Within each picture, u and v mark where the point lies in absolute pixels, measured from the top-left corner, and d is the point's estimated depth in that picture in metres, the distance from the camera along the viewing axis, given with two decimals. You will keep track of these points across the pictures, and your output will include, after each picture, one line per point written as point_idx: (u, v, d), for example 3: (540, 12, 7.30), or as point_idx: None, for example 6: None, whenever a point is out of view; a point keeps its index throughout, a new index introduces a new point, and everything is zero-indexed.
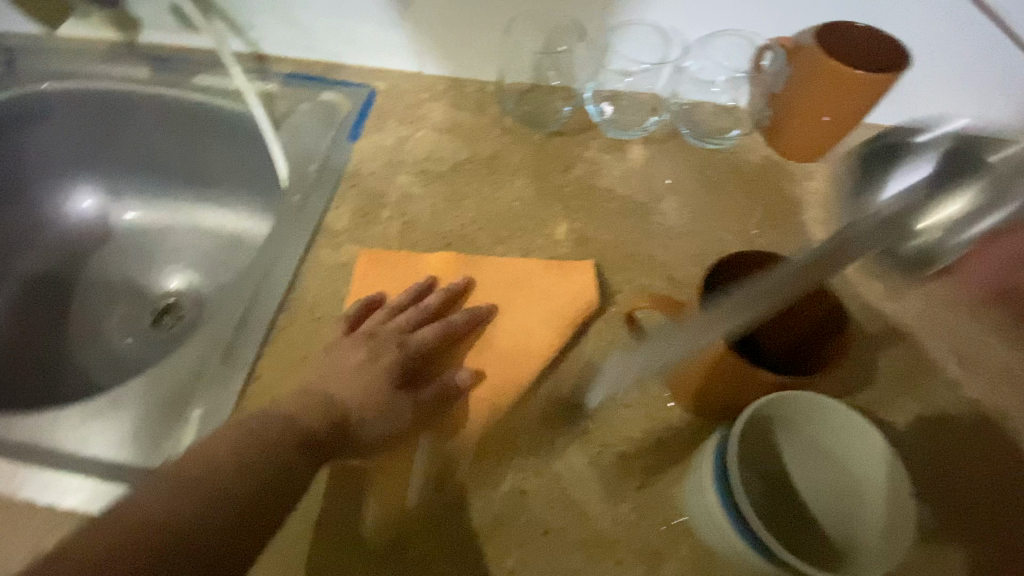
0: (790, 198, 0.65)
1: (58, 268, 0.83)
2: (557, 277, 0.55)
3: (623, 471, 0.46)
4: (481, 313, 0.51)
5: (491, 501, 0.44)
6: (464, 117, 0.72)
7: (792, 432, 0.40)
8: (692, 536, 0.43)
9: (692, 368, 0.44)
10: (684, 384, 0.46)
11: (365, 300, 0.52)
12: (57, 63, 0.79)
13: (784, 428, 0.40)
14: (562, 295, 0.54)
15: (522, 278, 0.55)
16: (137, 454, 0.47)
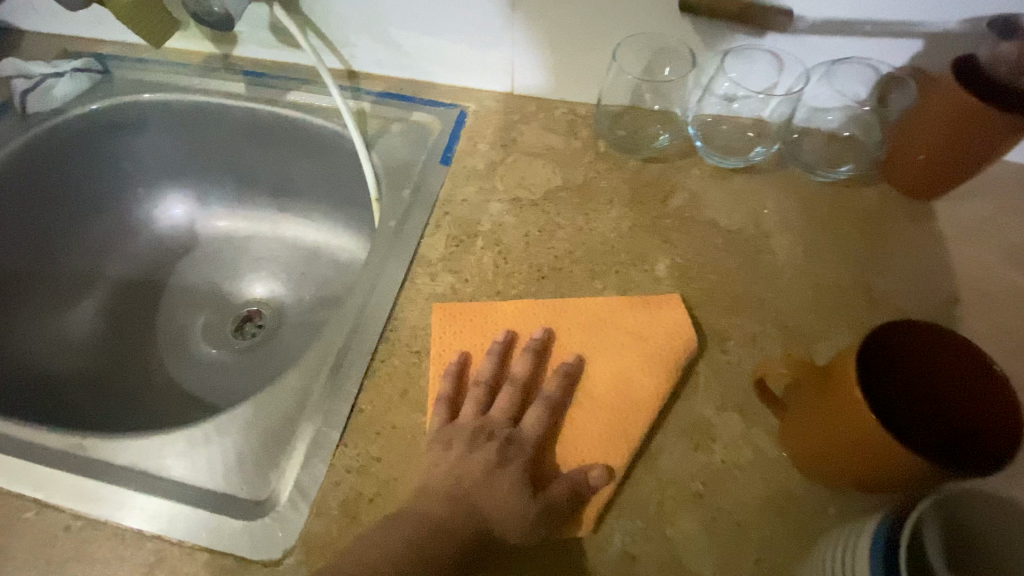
0: (910, 240, 0.61)
1: (148, 273, 0.87)
2: (646, 313, 0.53)
3: (740, 541, 0.43)
4: (571, 367, 0.49)
5: (598, 564, 0.42)
6: (556, 141, 0.70)
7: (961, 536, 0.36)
8: None
9: (835, 451, 0.40)
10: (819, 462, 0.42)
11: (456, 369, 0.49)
12: (157, 75, 0.81)
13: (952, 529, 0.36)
14: (658, 334, 0.52)
15: (609, 320, 0.53)
16: (241, 485, 0.47)
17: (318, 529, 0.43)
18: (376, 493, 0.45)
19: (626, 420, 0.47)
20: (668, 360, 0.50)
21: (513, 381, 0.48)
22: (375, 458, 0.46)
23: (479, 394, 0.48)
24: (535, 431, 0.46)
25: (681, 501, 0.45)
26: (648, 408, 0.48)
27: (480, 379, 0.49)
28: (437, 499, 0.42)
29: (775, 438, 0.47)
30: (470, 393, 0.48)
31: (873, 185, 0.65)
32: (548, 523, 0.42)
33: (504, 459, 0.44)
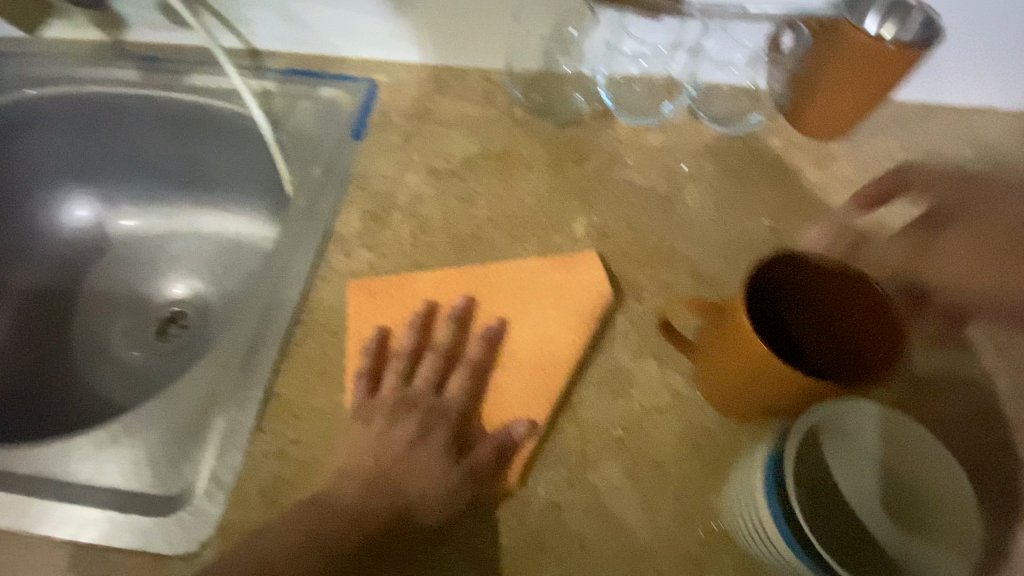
0: (814, 183, 0.63)
1: (56, 282, 0.81)
2: (565, 273, 0.53)
3: (660, 479, 0.44)
4: (494, 330, 0.49)
5: (526, 517, 0.43)
6: (472, 109, 0.69)
7: (848, 441, 0.38)
8: (733, 545, 0.42)
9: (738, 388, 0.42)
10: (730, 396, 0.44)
11: (373, 345, 0.48)
12: (35, 64, 0.74)
13: (837, 438, 0.38)
14: (578, 294, 0.52)
15: (528, 279, 0.53)
16: (154, 484, 0.45)
17: (236, 516, 0.42)
18: (296, 474, 0.44)
19: (547, 380, 0.47)
20: (586, 317, 0.50)
21: (435, 351, 0.48)
22: (294, 440, 0.45)
23: (399, 366, 0.47)
24: (458, 398, 0.46)
25: (603, 448, 0.46)
26: (566, 366, 0.48)
27: (400, 350, 0.48)
28: (356, 480, 0.43)
29: (691, 379, 0.49)
30: (390, 365, 0.48)
31: (779, 133, 0.67)
32: (472, 485, 0.43)
33: (425, 430, 0.45)
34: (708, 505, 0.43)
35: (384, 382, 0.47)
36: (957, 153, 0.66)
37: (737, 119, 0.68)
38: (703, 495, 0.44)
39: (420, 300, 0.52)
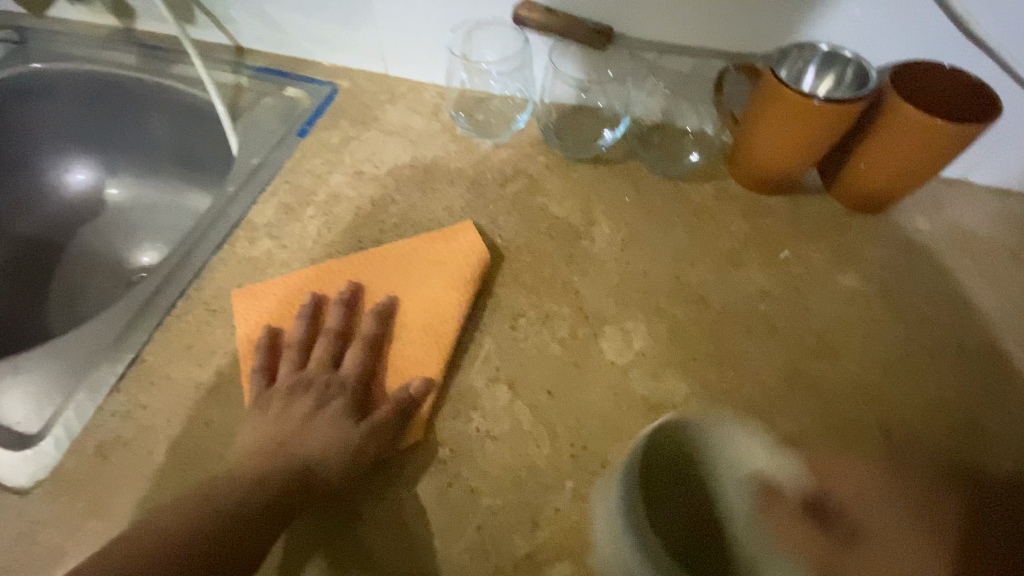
0: (738, 234, 0.60)
1: (47, 233, 0.90)
2: (446, 243, 0.56)
3: (469, 506, 0.43)
4: (384, 306, 0.51)
5: (324, 519, 0.42)
6: (417, 121, 0.71)
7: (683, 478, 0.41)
8: None
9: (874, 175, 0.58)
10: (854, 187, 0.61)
11: (265, 340, 0.49)
12: (62, 45, 0.84)
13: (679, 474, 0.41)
14: (459, 254, 0.55)
15: (413, 258, 0.55)
16: (17, 420, 0.48)
17: (70, 464, 0.45)
18: (132, 436, 0.46)
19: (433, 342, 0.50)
20: (466, 275, 0.53)
21: (326, 333, 0.49)
22: (141, 405, 0.48)
23: (294, 354, 0.48)
24: (355, 368, 0.47)
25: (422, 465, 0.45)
26: (451, 325, 0.51)
27: (292, 341, 0.49)
28: (257, 455, 0.42)
29: (535, 411, 0.48)
30: (285, 355, 0.49)
31: (715, 178, 0.65)
32: (379, 444, 0.44)
33: (323, 402, 0.45)
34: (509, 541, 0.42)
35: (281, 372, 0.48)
36: (907, 224, 0.62)
37: (674, 160, 0.66)
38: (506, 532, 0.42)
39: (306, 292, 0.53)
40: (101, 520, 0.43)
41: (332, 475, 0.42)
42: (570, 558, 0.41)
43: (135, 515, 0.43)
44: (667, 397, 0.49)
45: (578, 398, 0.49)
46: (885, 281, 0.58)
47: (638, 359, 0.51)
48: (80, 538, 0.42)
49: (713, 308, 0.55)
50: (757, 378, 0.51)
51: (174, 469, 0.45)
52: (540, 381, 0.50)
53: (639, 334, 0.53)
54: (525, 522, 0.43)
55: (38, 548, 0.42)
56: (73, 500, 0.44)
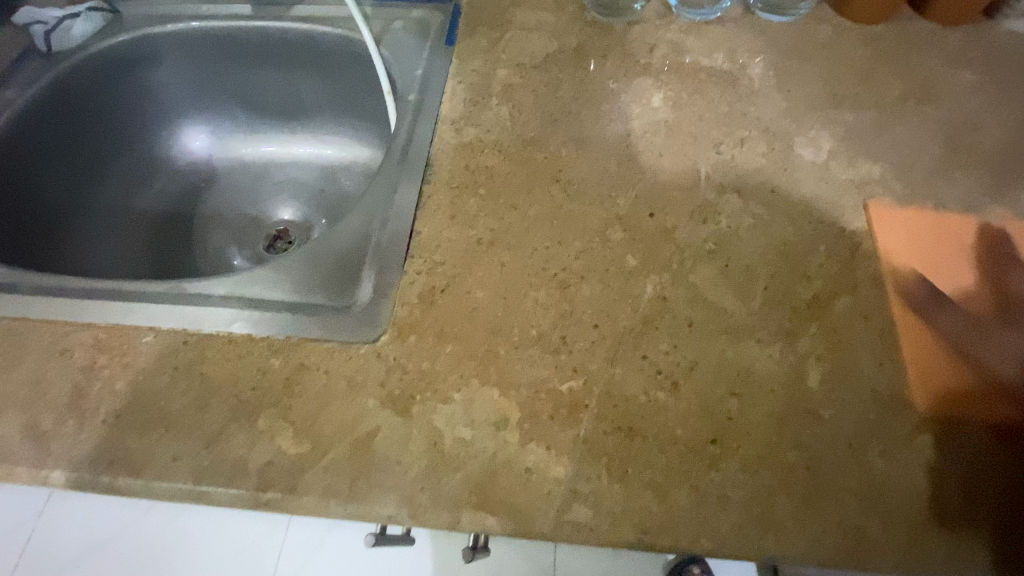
0: (865, 56, 0.70)
1: (176, 203, 0.91)
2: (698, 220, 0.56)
3: (751, 277, 0.52)
4: (792, 231, 0.54)
5: (638, 305, 0.51)
6: (547, 16, 0.77)
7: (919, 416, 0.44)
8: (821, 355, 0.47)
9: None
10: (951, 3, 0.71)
11: (784, 286, 0.51)
12: (164, 7, 0.85)
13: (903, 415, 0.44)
14: (857, 165, 0.59)
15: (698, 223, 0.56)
16: (327, 296, 0.55)
17: (403, 313, 0.51)
18: (445, 284, 0.53)
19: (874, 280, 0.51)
20: (858, 186, 0.58)
21: (819, 265, 0.52)
22: (440, 262, 0.55)
23: (801, 275, 0.52)
24: (838, 260, 0.52)
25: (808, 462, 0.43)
26: (875, 248, 0.53)
27: (793, 275, 0.52)
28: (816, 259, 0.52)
29: (767, 205, 0.56)
30: (786, 283, 0.51)
31: (829, 18, 0.74)
32: (780, 344, 0.48)
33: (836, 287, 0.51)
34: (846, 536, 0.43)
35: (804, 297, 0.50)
36: (996, 28, 0.72)
37: (790, 8, 0.75)
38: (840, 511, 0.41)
39: (539, 169, 0.61)
40: (457, 344, 0.49)
41: (654, 302, 0.51)
42: (885, 386, 0.46)
43: (484, 332, 0.50)
44: (867, 177, 0.58)
45: (797, 190, 0.58)
46: (995, 70, 0.68)
47: (832, 156, 0.60)
48: (445, 362, 0.48)
49: (871, 110, 0.64)
50: (927, 150, 0.61)
51: (497, 297, 0.52)
52: (763, 183, 0.58)
53: (825, 138, 0.62)
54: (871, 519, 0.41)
55: (413, 374, 0.48)
56: (424, 337, 0.50)
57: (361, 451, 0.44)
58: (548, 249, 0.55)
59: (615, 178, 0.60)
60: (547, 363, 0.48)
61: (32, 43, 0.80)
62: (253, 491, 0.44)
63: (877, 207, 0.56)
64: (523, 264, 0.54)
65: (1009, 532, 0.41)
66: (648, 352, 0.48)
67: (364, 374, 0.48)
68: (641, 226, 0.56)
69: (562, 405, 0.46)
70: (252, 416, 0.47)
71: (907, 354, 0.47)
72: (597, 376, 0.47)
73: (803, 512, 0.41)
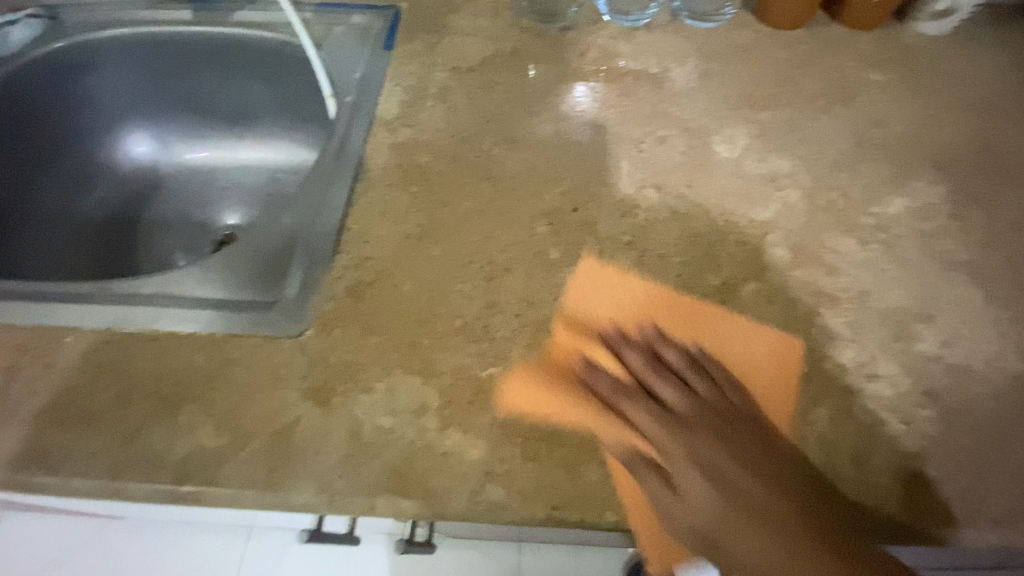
0: (782, 59, 0.74)
1: (117, 209, 0.90)
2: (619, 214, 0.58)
3: (666, 266, 0.54)
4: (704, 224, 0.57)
5: (559, 294, 0.53)
6: (485, 21, 0.79)
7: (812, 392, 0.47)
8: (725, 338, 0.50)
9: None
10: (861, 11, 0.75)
11: (696, 275, 0.54)
12: (103, 13, 0.84)
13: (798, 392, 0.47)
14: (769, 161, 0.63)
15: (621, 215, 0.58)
16: (255, 293, 0.55)
17: (329, 307, 0.52)
18: (372, 278, 0.54)
19: (776, 266, 0.54)
20: (768, 180, 0.61)
21: (727, 253, 0.55)
22: (368, 257, 0.56)
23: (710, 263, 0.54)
24: (746, 249, 0.56)
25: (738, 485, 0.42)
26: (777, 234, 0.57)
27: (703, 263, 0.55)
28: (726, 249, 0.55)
29: (684, 199, 0.59)
30: (696, 272, 0.54)
31: (750, 24, 0.78)
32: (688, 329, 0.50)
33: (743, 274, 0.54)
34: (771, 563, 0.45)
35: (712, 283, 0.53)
36: (904, 31, 0.77)
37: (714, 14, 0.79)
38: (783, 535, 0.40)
39: (469, 167, 0.63)
40: (381, 335, 0.50)
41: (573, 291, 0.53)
42: (783, 365, 0.49)
43: (408, 324, 0.51)
44: (778, 171, 0.62)
45: (713, 184, 0.61)
46: (901, 70, 0.73)
47: (746, 152, 0.63)
48: (369, 353, 0.49)
49: (786, 109, 0.68)
50: (835, 146, 0.64)
51: (422, 289, 0.53)
52: (681, 178, 0.61)
53: (740, 136, 0.65)
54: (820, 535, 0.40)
55: (336, 366, 0.49)
56: (349, 330, 0.51)
57: (281, 442, 0.45)
58: (475, 243, 0.57)
59: (543, 175, 0.62)
60: (468, 352, 0.49)
61: None
62: (171, 484, 0.44)
63: (786, 198, 0.59)
64: (450, 257, 0.56)
65: (893, 494, 0.44)
66: (566, 338, 0.50)
67: (287, 367, 0.49)
68: (565, 219, 0.58)
69: (480, 391, 0.47)
70: (174, 409, 0.47)
71: (804, 334, 0.50)
72: (515, 362, 0.49)
73: (704, 483, 0.43)
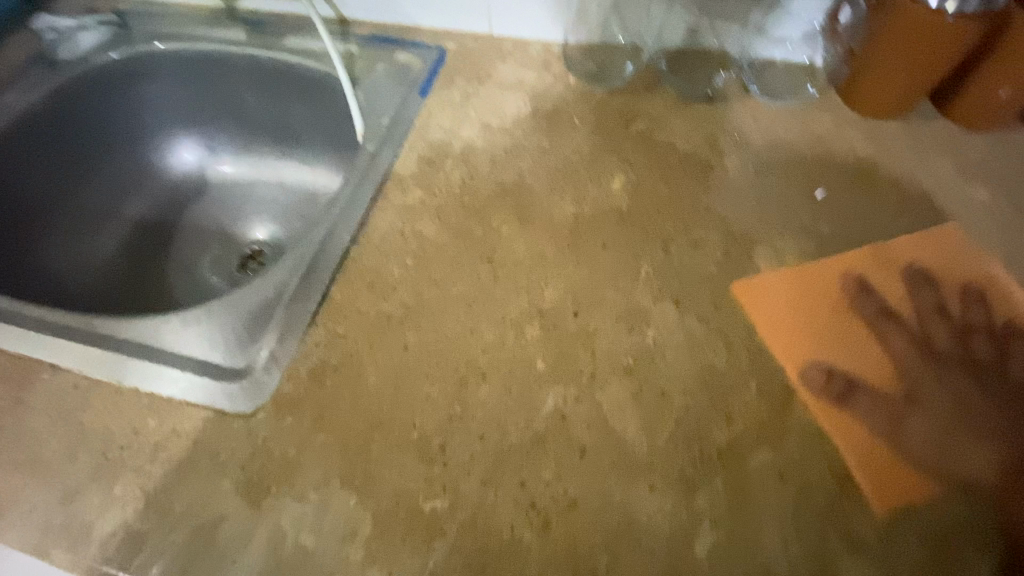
0: (865, 156, 0.62)
1: (160, 214, 0.94)
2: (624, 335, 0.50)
3: (665, 407, 0.46)
4: (723, 361, 0.48)
5: (533, 420, 0.46)
6: (529, 74, 0.73)
7: None
8: (716, 520, 0.41)
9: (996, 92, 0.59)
10: (976, 107, 0.62)
11: (698, 428, 0.45)
12: (169, 26, 0.87)
13: None
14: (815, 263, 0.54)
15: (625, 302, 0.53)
16: (225, 354, 0.53)
17: (288, 388, 0.49)
18: (340, 361, 0.50)
19: (801, 436, 0.45)
20: (813, 313, 0.51)
21: (743, 407, 0.46)
22: (342, 335, 0.52)
23: (719, 417, 0.46)
24: (766, 405, 0.46)
25: (832, 305, 0.51)
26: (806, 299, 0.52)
27: (712, 416, 0.46)
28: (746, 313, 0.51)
29: (706, 323, 0.51)
30: (700, 425, 0.45)
31: (833, 109, 0.67)
32: (673, 499, 0.42)
33: (756, 438, 0.45)
34: (807, 275, 0.53)
35: (717, 442, 0.45)
36: None
37: (791, 92, 0.68)
38: (843, 350, 0.48)
39: (473, 244, 0.58)
40: (330, 434, 0.46)
41: (550, 421, 0.46)
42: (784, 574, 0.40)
43: (361, 425, 0.47)
44: (829, 304, 0.52)
45: (744, 309, 0.52)
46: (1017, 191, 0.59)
47: (794, 273, 0.54)
48: (313, 453, 0.45)
49: (856, 223, 0.57)
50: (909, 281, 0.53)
51: (387, 384, 0.49)
52: (707, 295, 0.53)
53: (791, 251, 0.55)
54: (861, 394, 0.46)
55: (277, 461, 0.45)
56: (300, 420, 0.47)
57: (202, 539, 0.42)
58: (456, 337, 0.51)
59: (550, 265, 0.56)
60: (417, 473, 0.44)
61: (40, 50, 0.84)
62: (89, 563, 0.42)
63: (830, 343, 0.49)
64: (426, 350, 0.51)
65: None
66: (527, 480, 0.43)
67: (230, 452, 0.46)
68: (561, 325, 0.51)
69: (418, 526, 0.42)
70: (113, 477, 0.46)
71: (820, 538, 0.41)
72: (464, 498, 0.43)
73: None
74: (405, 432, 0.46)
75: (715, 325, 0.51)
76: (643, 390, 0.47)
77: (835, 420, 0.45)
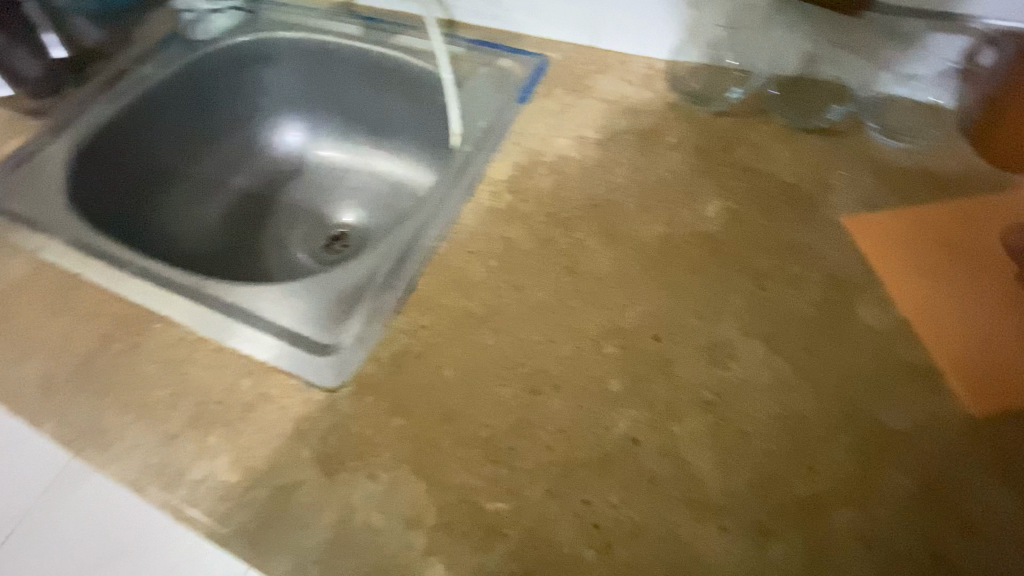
0: (993, 208, 0.57)
1: (260, 186, 1.00)
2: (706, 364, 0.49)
3: (743, 447, 0.45)
4: (811, 410, 0.46)
5: (603, 439, 0.46)
6: (630, 90, 0.73)
7: None
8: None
9: None
10: None
11: (778, 477, 0.43)
12: (293, 17, 0.94)
13: None
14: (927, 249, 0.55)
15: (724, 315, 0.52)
16: (315, 329, 0.56)
17: (370, 370, 0.51)
18: (420, 352, 0.52)
19: (892, 505, 0.42)
20: (918, 372, 0.48)
21: (830, 463, 0.44)
22: (424, 327, 0.54)
23: (802, 470, 0.43)
24: (856, 464, 0.43)
25: (958, 222, 0.56)
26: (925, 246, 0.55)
27: (795, 467, 0.44)
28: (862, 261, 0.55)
29: (795, 366, 0.48)
30: (781, 474, 0.43)
31: (959, 156, 0.62)
32: (745, 550, 0.41)
33: (841, 499, 0.42)
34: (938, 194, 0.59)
35: (796, 496, 0.42)
36: None
37: (913, 133, 0.64)
38: (952, 244, 0.55)
39: (558, 254, 0.58)
40: (405, 421, 0.48)
41: (621, 442, 0.45)
42: None
43: (434, 417, 0.48)
44: (937, 365, 0.48)
45: (839, 357, 0.49)
46: None
47: (898, 327, 0.50)
48: (387, 436, 0.47)
49: (976, 281, 0.52)
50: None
51: (463, 381, 0.50)
52: (800, 336, 0.50)
53: (897, 302, 0.52)
54: (962, 279, 0.53)
55: (354, 438, 0.47)
56: (378, 403, 0.49)
57: (279, 498, 0.45)
58: (534, 344, 0.52)
59: (634, 285, 0.55)
60: (483, 473, 0.45)
61: (180, 29, 0.93)
62: (179, 503, 0.46)
63: (933, 408, 0.46)
64: (503, 353, 0.51)
65: None
66: (592, 499, 0.43)
67: (311, 423, 0.49)
68: (641, 347, 0.51)
69: (479, 525, 0.43)
70: (207, 428, 0.49)
71: None
72: (527, 506, 0.43)
73: None
74: (475, 431, 0.47)
75: (806, 370, 0.48)
76: (721, 427, 0.46)
77: (932, 494, 0.42)
